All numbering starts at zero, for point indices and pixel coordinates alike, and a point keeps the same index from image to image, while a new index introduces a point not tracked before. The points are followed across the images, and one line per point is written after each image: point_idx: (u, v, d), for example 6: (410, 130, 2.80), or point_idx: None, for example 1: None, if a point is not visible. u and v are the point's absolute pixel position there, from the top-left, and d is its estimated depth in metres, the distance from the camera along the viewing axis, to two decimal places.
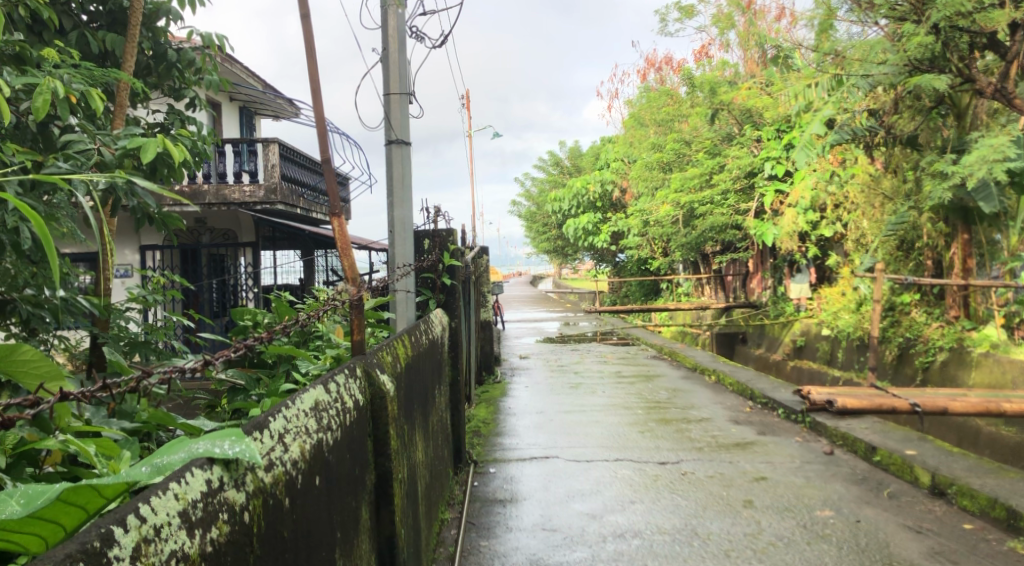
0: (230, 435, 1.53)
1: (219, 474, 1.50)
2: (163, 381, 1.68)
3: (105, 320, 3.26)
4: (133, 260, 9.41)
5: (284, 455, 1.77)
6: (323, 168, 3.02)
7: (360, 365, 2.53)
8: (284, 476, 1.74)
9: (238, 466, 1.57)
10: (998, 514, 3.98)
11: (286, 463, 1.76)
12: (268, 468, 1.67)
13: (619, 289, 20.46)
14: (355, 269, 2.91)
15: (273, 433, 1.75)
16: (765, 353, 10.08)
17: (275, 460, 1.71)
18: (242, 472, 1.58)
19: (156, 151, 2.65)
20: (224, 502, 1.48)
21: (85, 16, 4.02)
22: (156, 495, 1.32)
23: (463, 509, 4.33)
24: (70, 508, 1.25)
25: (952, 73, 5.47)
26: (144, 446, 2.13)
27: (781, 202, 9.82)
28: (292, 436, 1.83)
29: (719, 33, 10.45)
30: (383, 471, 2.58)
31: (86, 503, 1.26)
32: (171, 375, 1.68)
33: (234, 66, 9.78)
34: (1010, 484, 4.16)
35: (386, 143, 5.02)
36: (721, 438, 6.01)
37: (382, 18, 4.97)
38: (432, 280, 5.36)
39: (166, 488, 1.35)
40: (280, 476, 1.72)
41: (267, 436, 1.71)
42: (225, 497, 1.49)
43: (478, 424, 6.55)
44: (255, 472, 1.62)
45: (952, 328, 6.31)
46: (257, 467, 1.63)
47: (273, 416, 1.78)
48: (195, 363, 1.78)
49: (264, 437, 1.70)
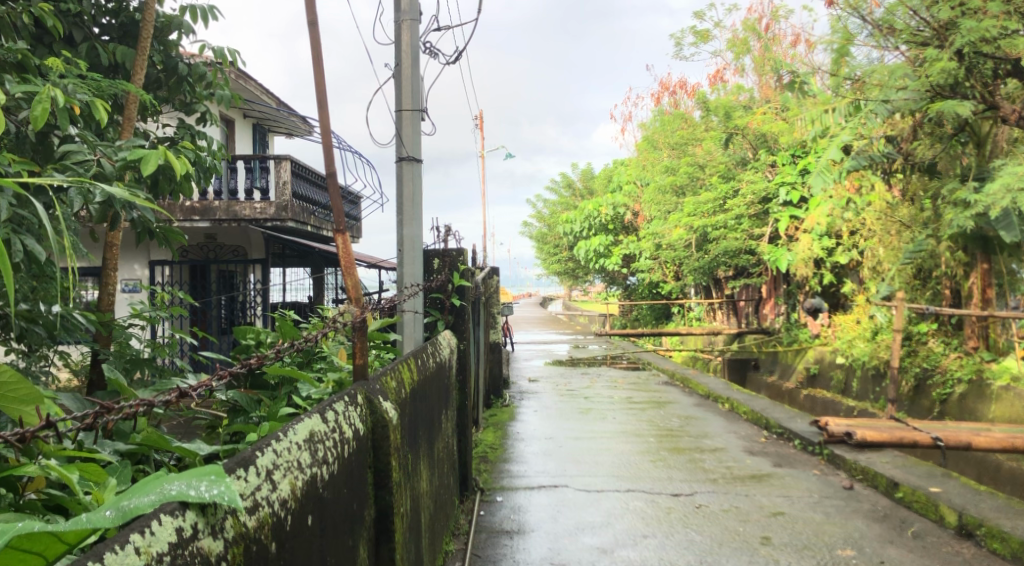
0: (208, 476, 1.43)
1: (193, 519, 1.41)
2: (128, 415, 1.57)
3: (106, 336, 3.21)
4: (142, 276, 9.43)
5: (272, 494, 1.67)
6: (329, 182, 2.93)
7: (362, 393, 2.45)
8: (270, 517, 1.64)
9: (216, 511, 1.48)
10: None
11: (274, 503, 1.67)
12: (252, 510, 1.58)
13: (630, 313, 20.32)
14: (359, 289, 2.80)
15: (259, 470, 1.66)
16: (777, 380, 9.91)
17: (261, 500, 1.62)
18: (221, 517, 1.49)
19: (156, 164, 2.61)
20: (197, 553, 1.38)
21: (97, 29, 4.02)
22: (111, 551, 1.22)
23: (469, 540, 4.21)
24: (25, 554, 1.21)
25: (975, 100, 5.34)
26: (138, 470, 2.04)
27: (796, 228, 9.69)
28: (282, 473, 1.74)
29: (735, 58, 10.41)
30: (383, 506, 2.48)
31: (43, 550, 1.22)
32: (137, 409, 1.57)
33: (248, 83, 9.81)
34: None
35: (396, 160, 4.95)
36: (735, 469, 5.87)
37: (397, 34, 4.96)
38: (441, 300, 5.26)
39: (125, 542, 1.25)
40: (266, 519, 1.63)
41: (253, 474, 1.63)
42: (199, 546, 1.40)
43: (485, 449, 6.43)
44: (236, 517, 1.53)
45: (971, 359, 6.15)
46: (239, 510, 1.54)
47: (261, 450, 1.70)
48: (172, 395, 1.67)
49: (249, 475, 1.62)
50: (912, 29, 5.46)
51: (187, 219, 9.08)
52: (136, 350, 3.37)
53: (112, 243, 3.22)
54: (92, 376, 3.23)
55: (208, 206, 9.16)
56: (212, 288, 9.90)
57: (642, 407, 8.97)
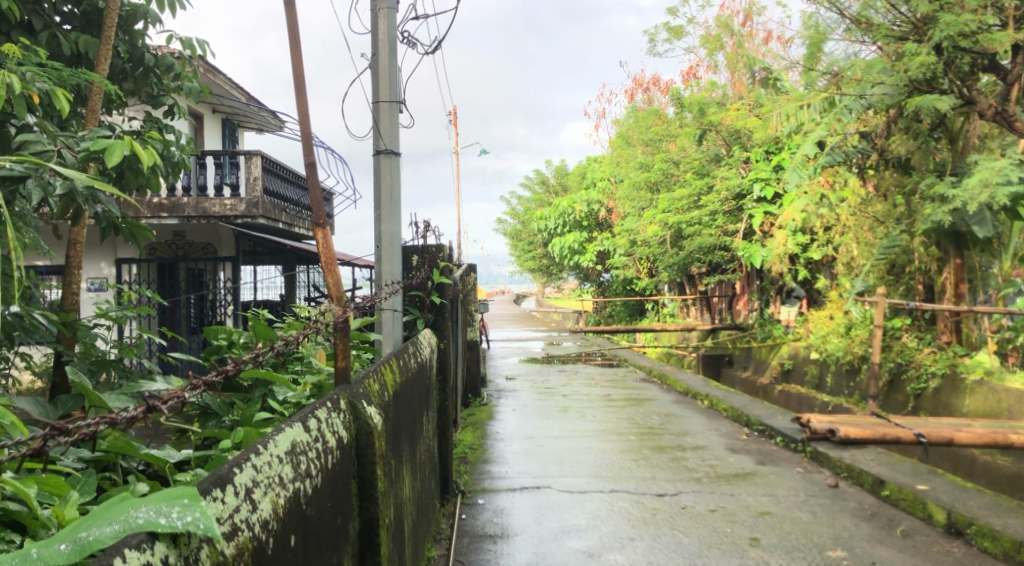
0: (182, 501, 1.32)
1: (163, 551, 1.29)
2: (81, 435, 1.41)
3: (70, 337, 3.11)
4: (109, 274, 9.23)
5: (252, 516, 1.57)
6: (308, 174, 2.82)
7: (345, 398, 2.35)
8: (250, 541, 1.54)
9: (190, 541, 1.37)
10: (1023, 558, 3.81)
11: (254, 526, 1.56)
12: (230, 536, 1.47)
13: (604, 309, 20.35)
14: (340, 286, 2.71)
15: (238, 489, 1.56)
16: (752, 375, 9.94)
17: (240, 524, 1.52)
18: (195, 547, 1.37)
19: (121, 155, 2.49)
20: None
21: (58, 17, 3.86)
22: None
23: (451, 545, 4.12)
24: None
25: (952, 94, 5.36)
26: (104, 478, 1.96)
27: (771, 224, 9.76)
28: (263, 491, 1.64)
29: (708, 54, 10.40)
30: (368, 518, 2.39)
31: None
32: (92, 428, 1.42)
33: (217, 77, 9.61)
34: None
35: (374, 153, 4.84)
36: (719, 467, 5.85)
37: (373, 23, 4.83)
38: (421, 298, 5.13)
39: None
40: (246, 544, 1.52)
41: (231, 494, 1.53)
42: None
43: (464, 449, 6.33)
44: (212, 546, 1.42)
45: (945, 354, 6.20)
46: (215, 538, 1.43)
47: (239, 467, 1.60)
48: (138, 409, 1.54)
49: (227, 496, 1.51)
50: (888, 25, 5.46)
51: (155, 216, 8.86)
52: (102, 351, 3.25)
53: (75, 240, 3.11)
54: (54, 379, 3.13)
55: (176, 203, 8.93)
56: (181, 286, 9.72)
57: (621, 405, 8.93)
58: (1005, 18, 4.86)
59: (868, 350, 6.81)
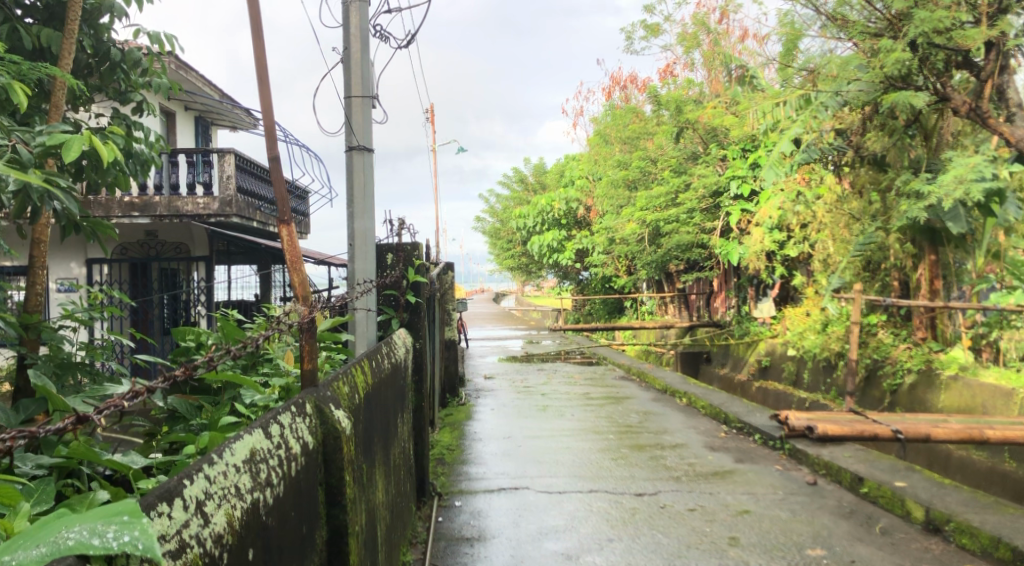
0: (117, 521, 1.24)
1: None
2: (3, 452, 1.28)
3: (34, 340, 3.00)
4: (79, 275, 9.05)
5: (203, 531, 1.51)
6: (272, 170, 2.74)
7: (311, 402, 2.29)
8: (200, 557, 1.47)
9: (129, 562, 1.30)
10: (1001, 555, 3.83)
11: (205, 542, 1.50)
12: (176, 554, 1.41)
13: (583, 307, 20.37)
14: (306, 285, 2.64)
15: (187, 503, 1.49)
16: (730, 372, 9.98)
17: (189, 540, 1.45)
18: None
19: (79, 150, 2.40)
20: None
21: (19, 10, 3.75)
22: None
23: (427, 549, 4.06)
24: None
25: (926, 90, 5.40)
26: (65, 486, 1.89)
27: (747, 221, 9.81)
28: (216, 504, 1.58)
29: (685, 52, 10.41)
30: (336, 526, 2.32)
31: None
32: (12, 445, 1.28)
33: (189, 74, 9.44)
34: (1012, 522, 4.03)
35: (346, 149, 4.77)
36: (698, 466, 5.84)
37: (344, 17, 4.77)
38: (396, 297, 5.05)
39: None
40: (195, 562, 1.46)
41: (179, 509, 1.46)
42: None
43: (442, 450, 6.27)
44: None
45: (920, 350, 6.24)
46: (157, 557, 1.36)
47: (189, 479, 1.53)
48: (68, 420, 1.38)
49: (175, 511, 1.45)
50: (864, 21, 5.48)
51: (125, 215, 8.70)
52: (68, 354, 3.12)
53: (38, 239, 3.02)
54: (17, 383, 3.02)
55: (148, 202, 8.78)
56: (154, 286, 9.57)
57: (600, 403, 8.91)
58: (978, 15, 4.87)
59: (845, 347, 6.84)
